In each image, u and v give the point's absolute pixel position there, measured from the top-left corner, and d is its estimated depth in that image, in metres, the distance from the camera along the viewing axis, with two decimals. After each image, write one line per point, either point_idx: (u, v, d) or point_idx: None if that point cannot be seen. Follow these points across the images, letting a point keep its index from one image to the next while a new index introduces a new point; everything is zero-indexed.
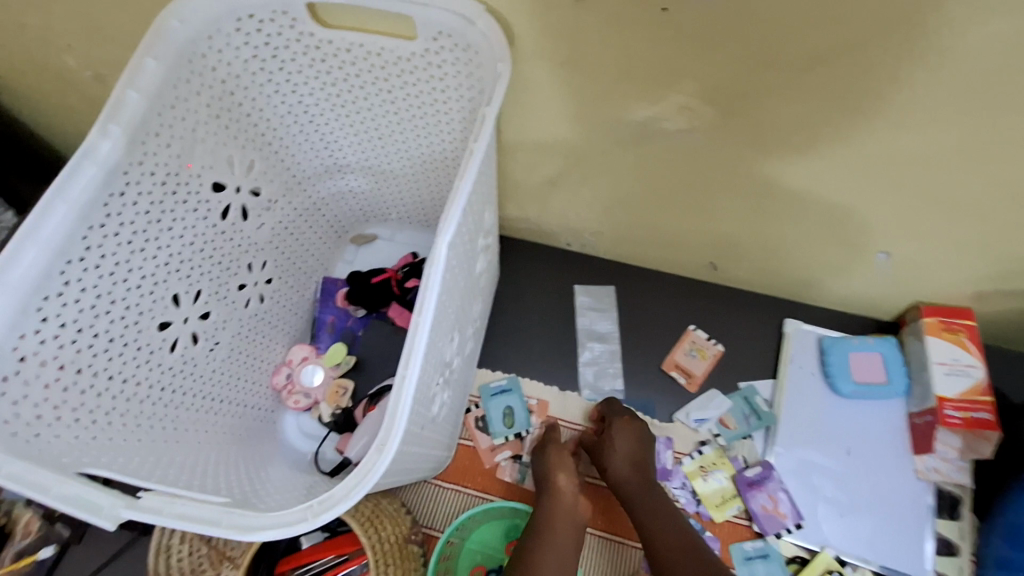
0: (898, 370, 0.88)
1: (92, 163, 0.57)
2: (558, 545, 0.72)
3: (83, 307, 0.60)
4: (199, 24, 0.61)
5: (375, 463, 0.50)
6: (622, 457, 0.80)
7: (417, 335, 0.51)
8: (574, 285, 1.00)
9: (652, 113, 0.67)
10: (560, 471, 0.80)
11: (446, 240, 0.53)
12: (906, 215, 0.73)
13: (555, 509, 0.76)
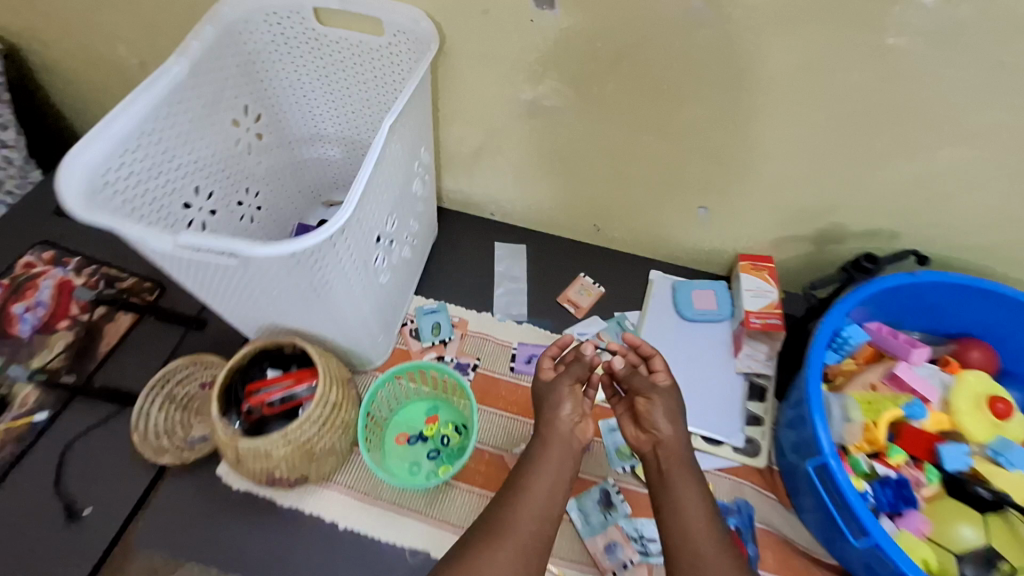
0: (726, 301, 1.21)
1: (167, 76, 0.85)
2: (548, 476, 0.87)
3: (139, 170, 0.85)
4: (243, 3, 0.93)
5: (341, 215, 0.71)
6: (660, 416, 0.89)
7: (364, 164, 0.75)
8: (494, 242, 1.31)
9: (535, 94, 1.02)
10: (567, 403, 0.92)
11: (391, 118, 0.80)
12: (708, 174, 1.08)
13: (551, 436, 0.90)
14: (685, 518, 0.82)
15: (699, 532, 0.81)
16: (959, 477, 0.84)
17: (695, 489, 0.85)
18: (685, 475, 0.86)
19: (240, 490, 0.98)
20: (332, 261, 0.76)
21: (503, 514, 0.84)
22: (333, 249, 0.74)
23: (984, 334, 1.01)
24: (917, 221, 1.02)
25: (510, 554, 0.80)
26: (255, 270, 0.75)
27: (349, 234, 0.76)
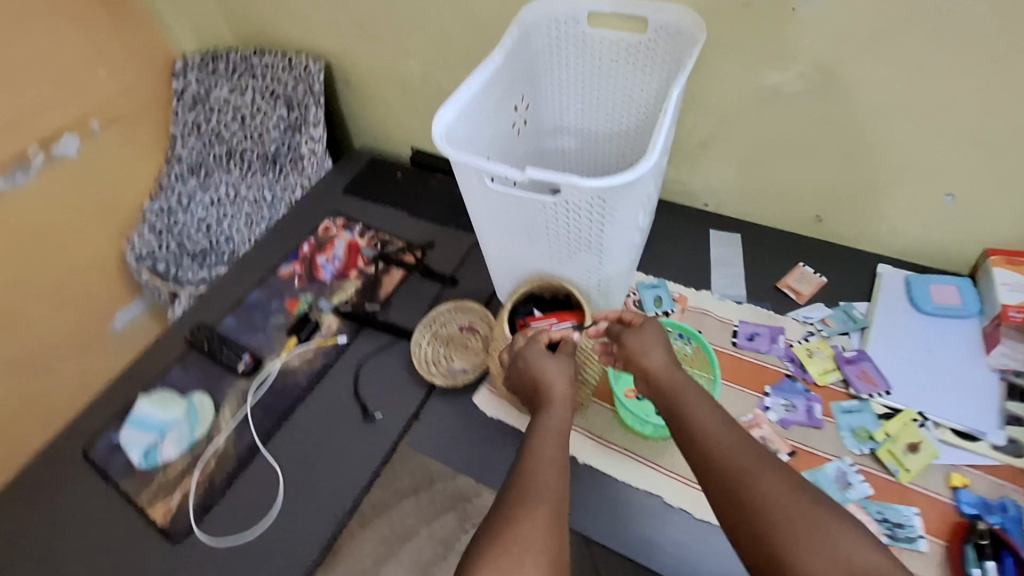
0: (973, 297, 1.14)
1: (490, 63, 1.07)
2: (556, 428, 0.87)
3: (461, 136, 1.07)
4: (537, 10, 1.14)
5: (645, 160, 0.85)
6: (642, 351, 0.91)
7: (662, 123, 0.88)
8: (708, 230, 1.38)
9: (780, 80, 1.10)
10: (559, 380, 0.94)
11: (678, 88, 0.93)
12: (966, 160, 1.06)
13: (558, 400, 0.92)
14: (696, 441, 0.78)
15: (713, 439, 0.77)
16: None
17: (703, 405, 0.82)
18: (693, 398, 0.83)
19: (494, 417, 1.12)
20: (623, 207, 0.90)
21: (529, 475, 0.78)
22: (630, 191, 0.87)
23: None
24: None
25: (549, 502, 0.74)
26: (566, 206, 0.91)
27: (643, 183, 0.90)
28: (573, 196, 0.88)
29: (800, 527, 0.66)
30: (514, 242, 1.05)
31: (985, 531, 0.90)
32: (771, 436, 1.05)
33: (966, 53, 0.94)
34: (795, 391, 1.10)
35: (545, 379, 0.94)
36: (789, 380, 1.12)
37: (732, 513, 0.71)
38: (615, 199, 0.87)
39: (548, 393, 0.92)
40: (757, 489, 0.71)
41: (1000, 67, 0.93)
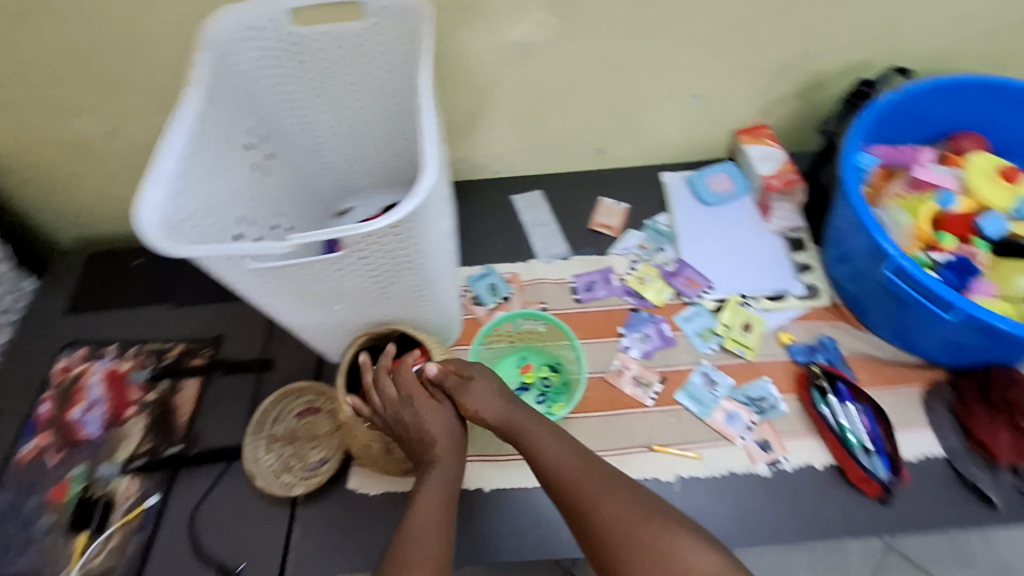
0: (739, 177, 1.28)
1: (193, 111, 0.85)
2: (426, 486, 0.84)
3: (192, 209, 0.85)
4: (225, 23, 0.91)
5: (426, 180, 0.75)
6: (479, 407, 0.88)
7: (426, 130, 0.79)
8: (511, 196, 1.34)
9: (521, 32, 1.05)
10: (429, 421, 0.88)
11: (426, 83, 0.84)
12: (699, 63, 1.13)
13: (432, 456, 0.87)
14: (549, 468, 0.83)
15: (563, 470, 0.82)
16: (1004, 239, 0.93)
17: (548, 430, 0.86)
18: (539, 426, 0.87)
19: (379, 494, 0.97)
20: (423, 233, 0.80)
21: (398, 559, 0.77)
22: (424, 216, 0.77)
23: (968, 125, 1.13)
24: (884, 44, 1.12)
25: (425, 573, 0.75)
26: (361, 255, 0.78)
27: (434, 200, 0.80)
28: (364, 241, 0.75)
29: (639, 540, 0.76)
30: (316, 305, 0.88)
31: (819, 371, 1.04)
32: (641, 372, 1.09)
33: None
34: (644, 321, 1.15)
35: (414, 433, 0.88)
36: (635, 313, 1.16)
37: (587, 530, 0.78)
38: (411, 230, 0.76)
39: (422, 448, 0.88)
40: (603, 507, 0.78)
41: None
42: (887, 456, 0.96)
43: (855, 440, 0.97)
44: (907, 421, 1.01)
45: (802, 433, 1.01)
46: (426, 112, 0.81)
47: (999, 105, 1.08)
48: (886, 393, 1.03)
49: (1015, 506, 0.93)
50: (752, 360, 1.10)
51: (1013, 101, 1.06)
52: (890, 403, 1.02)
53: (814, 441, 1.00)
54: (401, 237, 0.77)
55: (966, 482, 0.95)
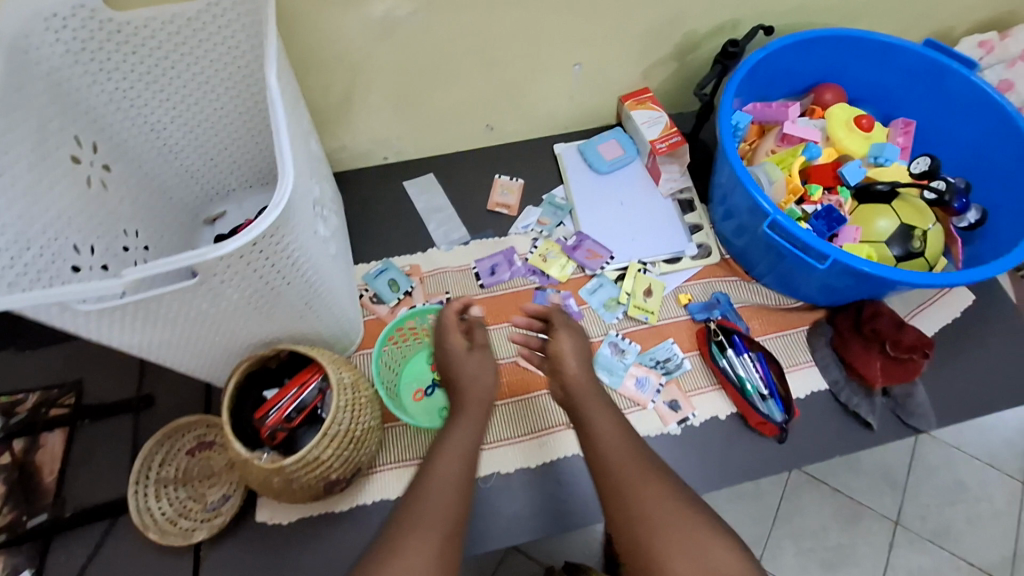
0: (628, 143, 1.29)
1: None
2: (450, 442, 0.82)
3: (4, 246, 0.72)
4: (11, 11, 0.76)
5: (282, 187, 0.67)
6: (569, 355, 0.94)
7: (276, 129, 0.71)
8: (402, 182, 1.27)
9: (385, 6, 0.96)
10: (472, 359, 0.92)
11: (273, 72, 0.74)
12: (577, 29, 1.10)
13: (467, 401, 0.88)
14: (599, 449, 0.84)
15: (613, 452, 0.83)
16: (863, 185, 1.00)
17: (605, 410, 0.88)
18: (596, 402, 0.90)
19: (292, 522, 0.91)
20: (291, 246, 0.72)
21: (411, 512, 0.73)
22: (288, 226, 0.69)
23: (826, 77, 1.19)
24: (749, 3, 1.13)
25: (434, 535, 0.71)
26: (221, 280, 0.69)
27: (297, 206, 0.72)
28: (221, 267, 0.67)
29: (670, 531, 0.75)
30: (182, 339, 0.78)
31: (717, 327, 1.08)
32: (551, 350, 1.09)
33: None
34: (550, 299, 1.14)
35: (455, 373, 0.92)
36: (541, 292, 1.15)
37: (630, 516, 0.77)
38: (275, 245, 0.68)
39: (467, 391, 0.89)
40: (633, 498, 0.78)
41: None
42: (780, 397, 1.02)
43: (752, 388, 1.02)
44: (794, 362, 1.09)
45: (706, 388, 1.06)
46: (274, 110, 0.72)
47: (850, 56, 1.15)
48: (773, 338, 1.11)
49: (887, 425, 1.04)
50: (656, 323, 1.13)
51: (862, 52, 1.13)
52: (778, 347, 1.10)
53: (717, 393, 1.05)
54: (264, 256, 0.69)
55: (848, 410, 1.05)
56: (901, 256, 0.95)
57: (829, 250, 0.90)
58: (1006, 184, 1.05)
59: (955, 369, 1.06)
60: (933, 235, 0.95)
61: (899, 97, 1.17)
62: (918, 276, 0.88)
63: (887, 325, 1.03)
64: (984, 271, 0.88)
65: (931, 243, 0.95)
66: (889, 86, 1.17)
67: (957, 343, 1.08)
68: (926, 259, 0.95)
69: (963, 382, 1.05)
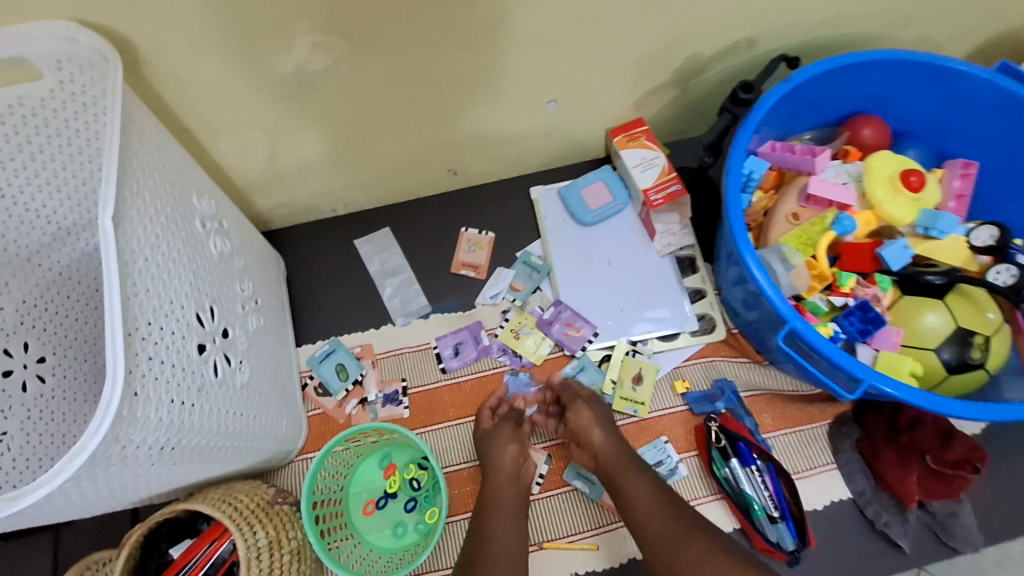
0: (618, 186, 1.08)
1: None
2: (499, 510, 0.80)
3: None
4: None
5: (110, 393, 0.49)
6: (590, 426, 0.86)
7: (110, 295, 0.51)
8: (354, 240, 1.10)
9: (297, 60, 0.76)
10: (509, 444, 0.87)
11: (110, 197, 0.54)
12: (548, 62, 0.89)
13: (494, 478, 0.84)
14: (633, 509, 0.77)
15: (651, 517, 0.75)
16: (907, 272, 0.78)
17: (635, 472, 0.80)
18: (629, 470, 0.81)
19: None
20: (148, 441, 0.56)
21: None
22: (134, 428, 0.53)
23: (867, 106, 0.96)
24: (766, 18, 0.90)
25: None
26: (63, 497, 0.54)
27: (153, 390, 0.55)
28: (55, 495, 0.52)
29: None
30: (62, 520, 0.65)
31: (718, 430, 0.90)
32: None
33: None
34: (522, 386, 0.99)
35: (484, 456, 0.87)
36: (513, 376, 1.00)
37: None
38: (118, 454, 0.53)
39: (490, 468, 0.85)
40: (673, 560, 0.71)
41: None
42: (793, 520, 0.85)
43: (760, 508, 0.85)
44: (809, 466, 0.92)
45: (704, 498, 0.91)
46: (106, 268, 0.52)
47: (898, 82, 0.91)
48: (787, 435, 0.93)
49: (922, 546, 0.87)
50: (646, 415, 0.96)
51: (913, 77, 0.89)
52: (794, 447, 0.93)
53: (718, 505, 0.91)
54: (109, 468, 0.53)
55: (875, 527, 0.88)
56: (953, 366, 0.74)
57: (859, 370, 0.70)
58: None
59: (1003, 477, 0.89)
60: (997, 343, 0.74)
61: (960, 131, 0.93)
62: (973, 409, 0.68)
63: (931, 437, 0.85)
64: None
65: (995, 352, 0.74)
66: (948, 118, 0.93)
67: (1005, 443, 0.91)
68: (988, 371, 0.74)
69: (1011, 492, 0.88)
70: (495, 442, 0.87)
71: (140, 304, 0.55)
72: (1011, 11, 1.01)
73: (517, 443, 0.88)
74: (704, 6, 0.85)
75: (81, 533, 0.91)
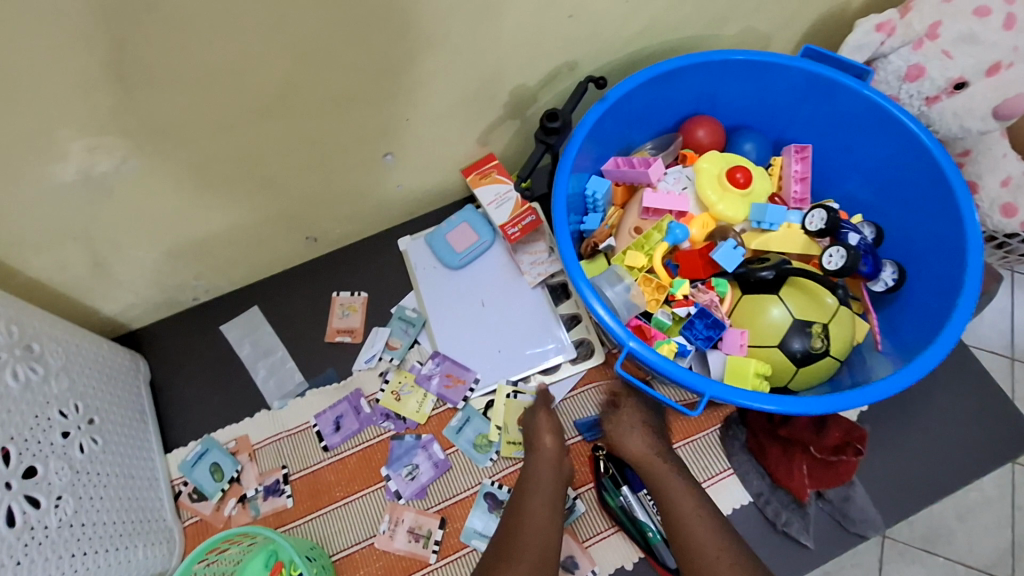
0: (481, 224, 1.06)
1: None
2: (545, 494, 0.80)
3: None
4: None
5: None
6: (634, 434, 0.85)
7: None
8: (220, 327, 1.05)
9: (75, 166, 0.72)
10: (545, 433, 0.88)
11: None
12: (364, 119, 0.86)
13: (537, 457, 0.85)
14: (672, 504, 0.76)
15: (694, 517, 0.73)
16: (742, 271, 0.79)
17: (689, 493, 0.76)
18: (675, 476, 0.79)
19: None
20: None
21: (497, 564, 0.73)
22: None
23: (698, 108, 0.96)
24: (575, 41, 0.89)
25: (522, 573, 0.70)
26: None
27: None
28: None
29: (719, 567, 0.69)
30: None
31: (606, 459, 0.90)
32: (416, 520, 0.90)
33: (244, 36, 0.66)
34: (409, 449, 0.94)
35: (528, 436, 0.89)
36: (398, 441, 0.95)
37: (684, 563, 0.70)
38: None
39: (531, 453, 0.87)
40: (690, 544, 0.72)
41: (278, 30, 0.67)
42: None
43: (655, 534, 0.85)
44: (707, 478, 0.89)
45: (606, 533, 0.88)
46: None
47: (720, 80, 0.91)
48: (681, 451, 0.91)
49: (827, 538, 0.86)
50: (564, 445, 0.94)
51: (731, 75, 0.90)
52: (689, 460, 0.90)
53: (620, 536, 0.88)
54: None
55: (778, 530, 0.86)
56: (802, 357, 0.74)
57: (712, 390, 0.68)
58: (925, 225, 0.83)
59: (888, 452, 0.89)
60: (836, 327, 0.74)
61: (790, 117, 0.94)
62: (816, 403, 0.67)
63: (805, 427, 0.85)
64: (887, 386, 0.68)
65: (835, 338, 0.74)
66: (776, 107, 0.94)
67: (887, 420, 0.90)
68: (833, 357, 0.75)
69: (899, 465, 0.88)
70: (539, 424, 0.88)
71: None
72: None
73: (556, 433, 0.88)
74: (504, 42, 0.83)
75: None
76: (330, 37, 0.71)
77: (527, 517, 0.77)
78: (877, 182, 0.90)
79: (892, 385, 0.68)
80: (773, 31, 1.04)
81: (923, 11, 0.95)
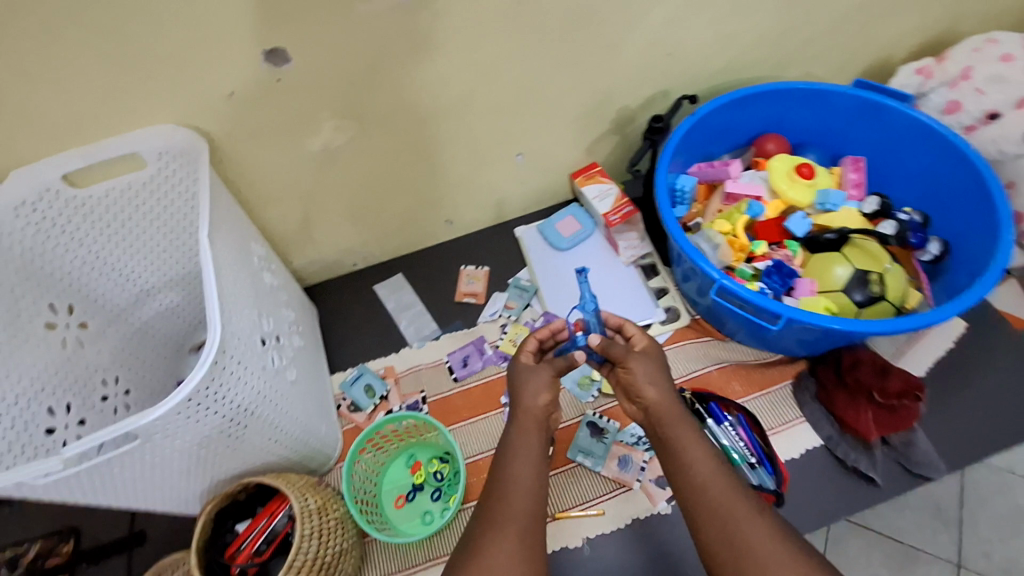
0: (584, 216, 1.31)
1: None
2: (530, 457, 0.73)
3: None
4: None
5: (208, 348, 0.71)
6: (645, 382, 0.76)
7: (206, 280, 0.74)
8: (373, 285, 1.32)
9: (322, 140, 1.01)
10: (538, 390, 0.78)
11: (203, 229, 0.77)
12: (512, 123, 1.15)
13: (524, 420, 0.76)
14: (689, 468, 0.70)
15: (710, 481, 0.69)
16: (811, 236, 1.00)
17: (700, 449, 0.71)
18: (685, 431, 0.72)
19: None
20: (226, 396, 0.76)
21: (480, 539, 0.67)
22: (224, 378, 0.74)
23: (768, 128, 1.20)
24: (670, 74, 1.17)
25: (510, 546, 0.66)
26: (163, 439, 0.75)
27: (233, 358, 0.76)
28: (160, 429, 0.72)
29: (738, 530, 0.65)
30: (140, 498, 0.84)
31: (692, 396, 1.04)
32: None
33: (454, 52, 0.96)
34: None
35: (516, 392, 0.80)
36: None
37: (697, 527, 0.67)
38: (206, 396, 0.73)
39: (516, 411, 0.78)
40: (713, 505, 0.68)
41: (477, 53, 0.97)
42: (768, 460, 0.99)
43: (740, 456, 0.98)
44: (781, 421, 1.05)
45: None
46: (204, 269, 0.75)
47: (788, 105, 1.15)
48: (757, 398, 1.07)
49: (892, 477, 0.99)
50: None
51: (798, 101, 1.14)
52: (764, 406, 1.06)
53: None
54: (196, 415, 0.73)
55: (847, 466, 1.00)
56: (864, 301, 0.93)
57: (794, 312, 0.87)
58: (968, 214, 1.02)
59: (942, 409, 1.03)
60: (890, 277, 0.93)
61: (846, 137, 1.17)
62: (877, 323, 0.85)
63: (870, 375, 1.00)
64: (937, 313, 0.85)
65: (890, 286, 0.93)
66: (834, 128, 1.16)
67: (943, 385, 1.05)
68: (889, 302, 0.93)
69: (955, 421, 1.02)
70: (529, 384, 0.78)
71: (227, 301, 0.77)
72: (875, 47, 1.26)
73: (544, 389, 0.78)
74: (618, 71, 1.12)
75: (156, 542, 1.07)
76: (506, 59, 1.01)
77: (516, 482, 0.71)
78: (922, 185, 1.11)
79: (942, 313, 0.85)
80: (828, 75, 1.30)
81: (956, 59, 1.18)
